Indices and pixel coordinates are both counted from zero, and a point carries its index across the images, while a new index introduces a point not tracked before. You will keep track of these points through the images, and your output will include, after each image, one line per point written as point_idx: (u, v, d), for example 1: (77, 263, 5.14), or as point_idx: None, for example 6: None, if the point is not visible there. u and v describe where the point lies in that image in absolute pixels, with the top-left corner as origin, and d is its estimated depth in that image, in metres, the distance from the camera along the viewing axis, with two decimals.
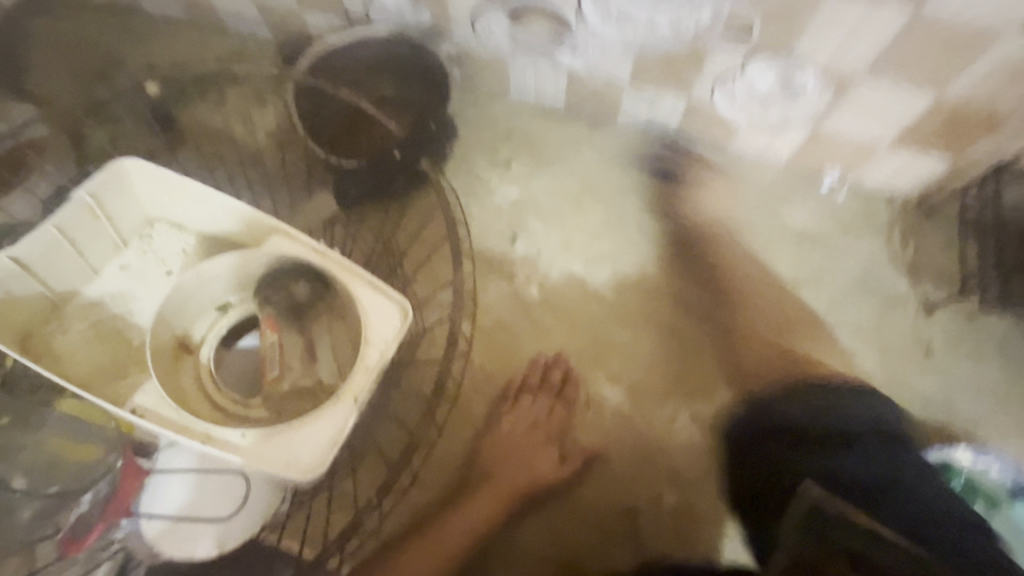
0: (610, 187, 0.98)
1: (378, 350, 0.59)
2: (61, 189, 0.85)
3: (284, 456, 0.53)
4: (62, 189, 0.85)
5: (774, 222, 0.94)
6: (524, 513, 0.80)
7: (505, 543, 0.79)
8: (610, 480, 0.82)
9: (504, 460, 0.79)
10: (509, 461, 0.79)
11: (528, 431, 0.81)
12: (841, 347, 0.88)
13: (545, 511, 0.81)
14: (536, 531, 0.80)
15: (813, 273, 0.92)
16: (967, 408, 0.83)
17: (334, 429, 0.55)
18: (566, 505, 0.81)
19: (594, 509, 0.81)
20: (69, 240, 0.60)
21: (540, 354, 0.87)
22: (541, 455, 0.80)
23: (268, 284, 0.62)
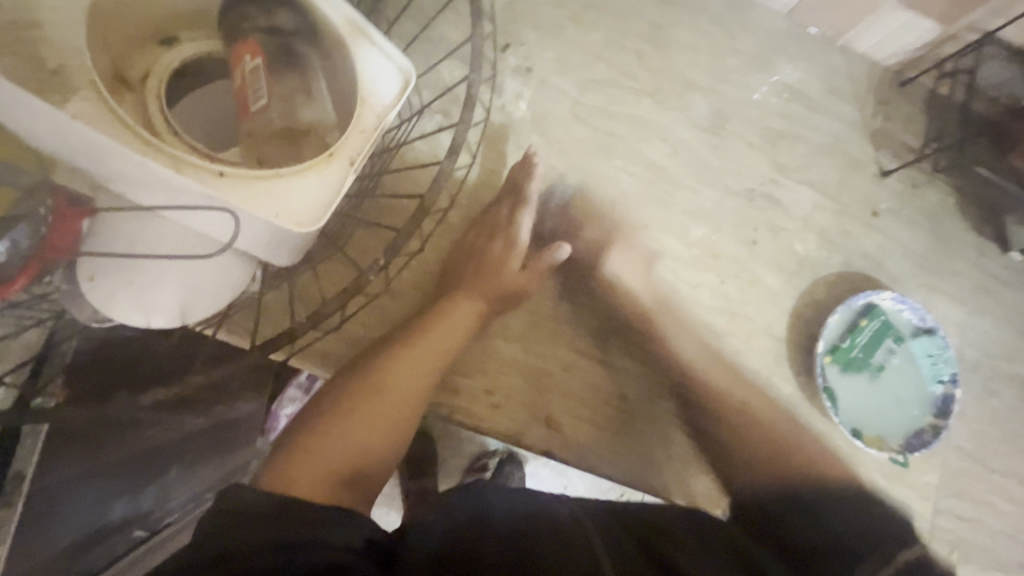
0: (612, 5, 0.89)
1: (377, 111, 0.50)
2: None
3: (270, 207, 0.44)
4: None
5: (768, 73, 0.92)
6: (501, 328, 0.80)
7: (479, 354, 0.79)
8: (580, 304, 0.82)
9: (478, 272, 0.75)
10: (483, 271, 0.75)
11: (505, 247, 0.76)
12: (806, 203, 0.90)
13: (519, 328, 0.81)
14: (510, 345, 0.80)
15: (793, 128, 0.92)
16: (896, 266, 0.91)
17: (328, 187, 0.47)
18: (540, 323, 0.81)
19: (567, 329, 0.82)
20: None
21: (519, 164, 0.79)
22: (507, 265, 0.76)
23: (234, 9, 0.50)
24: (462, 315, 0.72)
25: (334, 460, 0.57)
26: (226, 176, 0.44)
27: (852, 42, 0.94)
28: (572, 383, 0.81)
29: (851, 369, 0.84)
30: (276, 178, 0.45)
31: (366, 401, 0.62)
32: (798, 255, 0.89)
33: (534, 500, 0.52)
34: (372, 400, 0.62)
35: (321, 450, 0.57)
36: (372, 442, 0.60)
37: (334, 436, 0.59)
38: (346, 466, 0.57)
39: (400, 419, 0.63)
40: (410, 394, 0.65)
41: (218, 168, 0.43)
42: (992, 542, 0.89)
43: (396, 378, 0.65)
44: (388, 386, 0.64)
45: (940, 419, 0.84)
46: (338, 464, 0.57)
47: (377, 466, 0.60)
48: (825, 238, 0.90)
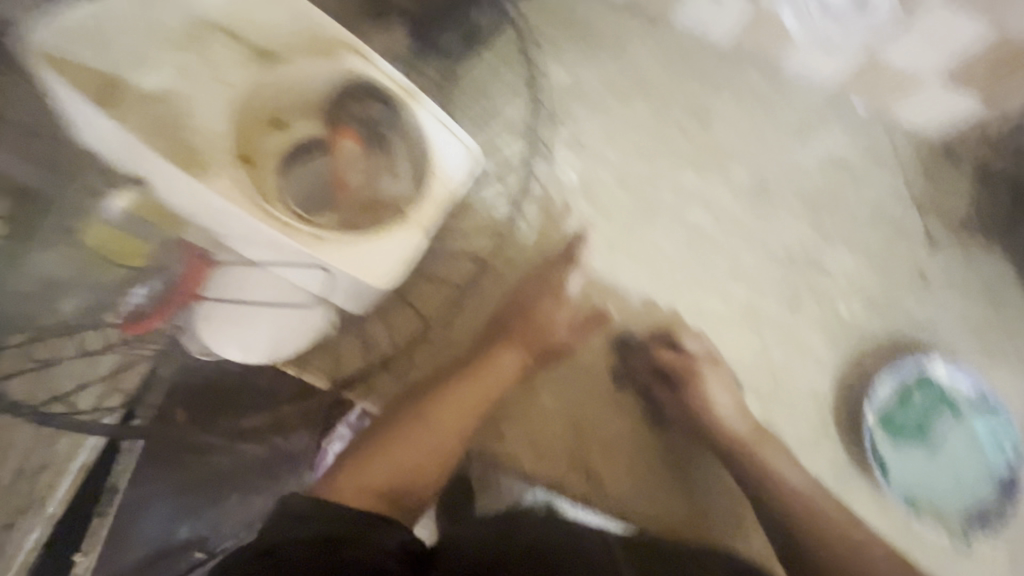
0: (656, 83, 0.97)
1: (445, 185, 0.60)
2: None
3: (357, 264, 0.53)
4: None
5: (809, 145, 0.97)
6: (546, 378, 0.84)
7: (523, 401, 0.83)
8: (622, 359, 0.86)
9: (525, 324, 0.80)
10: (529, 323, 0.80)
11: (551, 304, 0.82)
12: (851, 268, 0.91)
13: (564, 378, 0.84)
14: (553, 395, 0.84)
15: (835, 197, 0.95)
16: (949, 334, 0.90)
17: (404, 249, 0.56)
18: (584, 376, 0.85)
19: (609, 383, 0.85)
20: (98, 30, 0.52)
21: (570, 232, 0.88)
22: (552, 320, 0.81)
23: (337, 102, 0.59)
24: (506, 363, 0.78)
25: (374, 477, 0.65)
26: (323, 239, 0.52)
27: (900, 114, 0.94)
28: (609, 434, 0.84)
29: (903, 440, 0.82)
30: (363, 241, 0.54)
31: (410, 428, 0.71)
32: (842, 320, 0.89)
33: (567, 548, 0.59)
34: (414, 428, 0.71)
35: (366, 468, 0.65)
36: (408, 465, 0.68)
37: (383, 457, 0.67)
38: (383, 484, 0.65)
39: (433, 447, 0.70)
40: (446, 430, 0.72)
41: (318, 233, 0.52)
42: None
43: (438, 413, 0.72)
44: (430, 420, 0.72)
45: (1004, 497, 0.81)
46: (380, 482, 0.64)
47: (415, 488, 0.67)
48: (871, 304, 0.90)
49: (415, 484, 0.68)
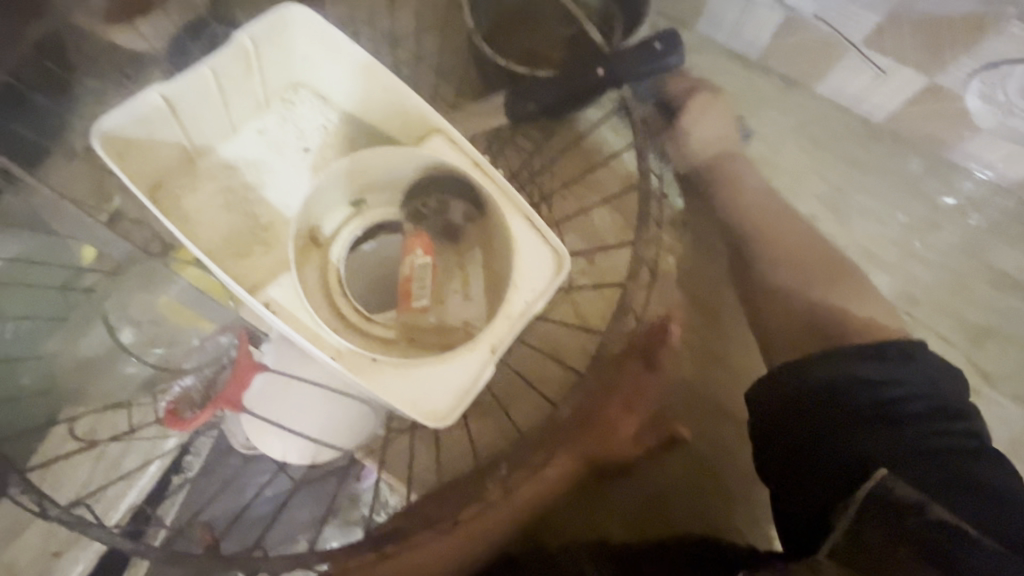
0: (787, 163, 0.83)
1: (525, 300, 0.50)
2: (176, 34, 0.73)
3: (411, 394, 0.46)
4: (180, 34, 0.72)
5: (976, 257, 0.79)
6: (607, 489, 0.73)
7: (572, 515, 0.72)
8: (689, 476, 0.74)
9: (584, 429, 0.68)
10: (589, 430, 0.68)
11: (622, 408, 0.69)
12: (1017, 422, 0.73)
13: (627, 497, 0.73)
14: (610, 513, 0.73)
15: (1007, 327, 0.76)
16: None
17: (466, 378, 0.48)
18: (645, 491, 0.73)
19: (671, 502, 0.74)
20: (177, 108, 0.51)
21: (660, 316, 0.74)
22: (619, 426, 0.69)
23: (415, 188, 0.55)
24: (551, 473, 0.66)
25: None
26: (377, 361, 0.46)
27: None
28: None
29: None
30: (420, 366, 0.47)
31: (434, 530, 0.61)
32: None
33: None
34: (442, 538, 0.61)
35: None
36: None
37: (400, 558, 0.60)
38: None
39: (457, 562, 0.61)
40: (475, 541, 0.62)
41: (372, 355, 0.46)
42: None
43: (471, 526, 0.62)
44: (460, 529, 0.62)
45: None
46: None
47: None
48: None
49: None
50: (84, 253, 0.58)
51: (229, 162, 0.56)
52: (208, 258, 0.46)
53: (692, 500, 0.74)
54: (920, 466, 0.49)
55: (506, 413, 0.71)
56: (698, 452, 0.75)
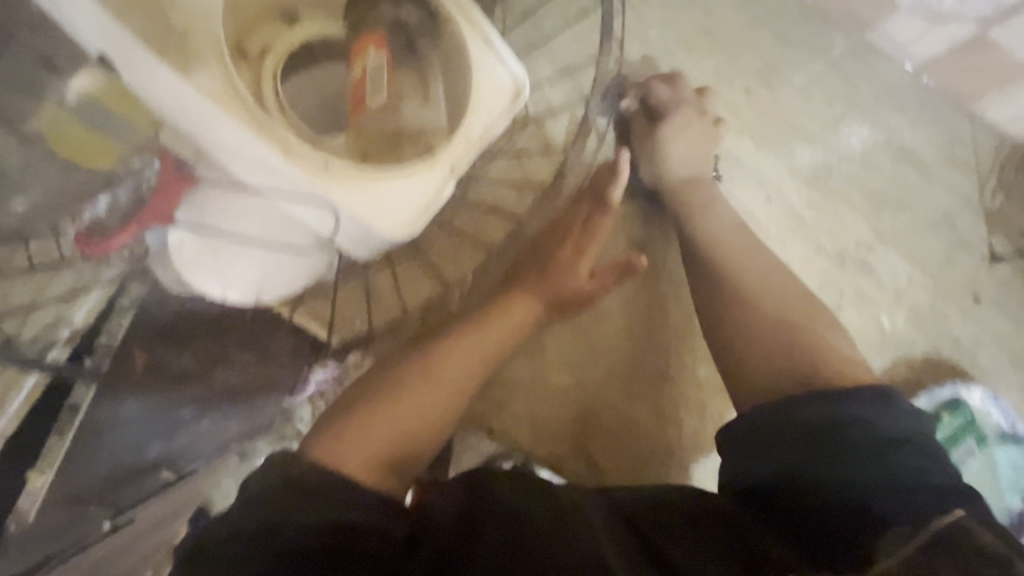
0: (727, 36, 0.84)
1: (484, 120, 0.48)
2: None
3: (368, 207, 0.44)
4: None
5: (883, 132, 0.86)
6: (557, 340, 0.77)
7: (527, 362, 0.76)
8: (635, 323, 0.79)
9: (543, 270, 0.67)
10: (548, 270, 0.67)
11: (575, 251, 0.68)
12: (901, 275, 0.84)
13: (573, 343, 0.77)
14: (561, 360, 0.77)
15: (900, 194, 0.85)
16: (990, 361, 0.84)
17: (426, 194, 0.46)
18: (593, 341, 0.78)
19: (618, 348, 0.78)
20: None
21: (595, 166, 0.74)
22: (575, 270, 0.68)
23: (356, 0, 0.49)
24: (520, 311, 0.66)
25: (381, 441, 0.53)
26: (330, 168, 0.43)
27: (983, 110, 0.86)
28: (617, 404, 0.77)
29: None
30: (378, 178, 0.44)
31: (414, 382, 0.59)
32: (883, 330, 0.82)
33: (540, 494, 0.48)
34: (427, 383, 0.59)
35: (372, 430, 0.54)
36: (423, 422, 0.57)
37: (384, 413, 0.56)
38: (390, 449, 0.54)
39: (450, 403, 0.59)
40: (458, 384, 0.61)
41: (324, 160, 0.42)
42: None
43: (450, 370, 0.60)
44: (437, 369, 0.60)
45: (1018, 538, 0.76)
46: (383, 444, 0.53)
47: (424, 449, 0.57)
48: (916, 316, 0.83)
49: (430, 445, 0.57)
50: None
51: None
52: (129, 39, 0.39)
53: (637, 345, 0.78)
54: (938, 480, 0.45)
55: (452, 267, 0.71)
56: (642, 303, 0.79)
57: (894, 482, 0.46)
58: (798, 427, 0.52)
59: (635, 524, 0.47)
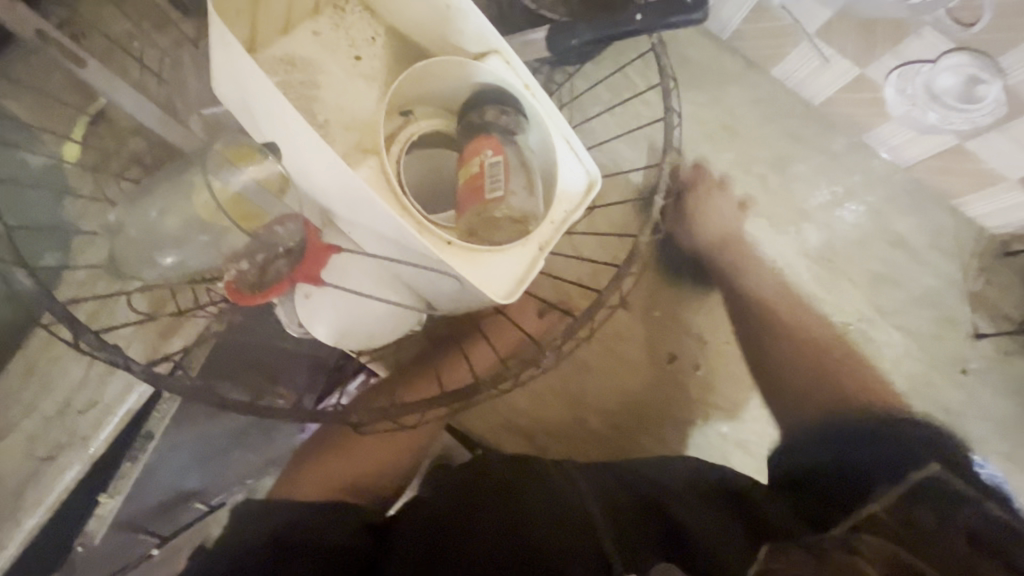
0: (745, 131, 0.98)
1: (568, 207, 0.59)
2: None
3: (480, 278, 0.53)
4: None
5: (878, 219, 0.99)
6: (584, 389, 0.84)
7: (555, 407, 0.83)
8: (663, 382, 0.86)
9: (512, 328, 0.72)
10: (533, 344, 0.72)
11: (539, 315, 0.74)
12: (897, 346, 0.94)
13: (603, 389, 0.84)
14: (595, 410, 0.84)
15: (894, 274, 0.97)
16: (976, 426, 0.93)
17: (522, 267, 0.55)
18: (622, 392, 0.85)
19: (641, 400, 0.85)
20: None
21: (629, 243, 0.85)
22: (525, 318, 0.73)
23: (467, 106, 0.60)
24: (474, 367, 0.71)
25: (344, 476, 0.67)
26: (452, 245, 0.52)
27: (964, 205, 0.98)
28: (626, 441, 0.84)
29: None
30: (488, 253, 0.54)
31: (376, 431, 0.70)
32: (881, 394, 0.92)
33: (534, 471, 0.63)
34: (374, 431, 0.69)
35: (333, 465, 0.68)
36: (375, 470, 0.68)
37: (353, 459, 0.68)
38: (355, 484, 0.67)
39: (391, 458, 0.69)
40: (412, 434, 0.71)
41: (449, 239, 0.52)
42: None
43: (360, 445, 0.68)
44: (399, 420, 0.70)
45: None
46: (346, 480, 0.67)
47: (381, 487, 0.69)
48: (910, 383, 0.93)
49: (389, 484, 0.70)
50: (66, 148, 0.64)
51: (288, 57, 0.59)
52: (306, 138, 0.48)
53: (657, 397, 0.85)
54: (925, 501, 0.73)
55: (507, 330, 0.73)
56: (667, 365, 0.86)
57: (878, 469, 0.81)
58: (827, 436, 0.88)
59: (624, 496, 0.61)
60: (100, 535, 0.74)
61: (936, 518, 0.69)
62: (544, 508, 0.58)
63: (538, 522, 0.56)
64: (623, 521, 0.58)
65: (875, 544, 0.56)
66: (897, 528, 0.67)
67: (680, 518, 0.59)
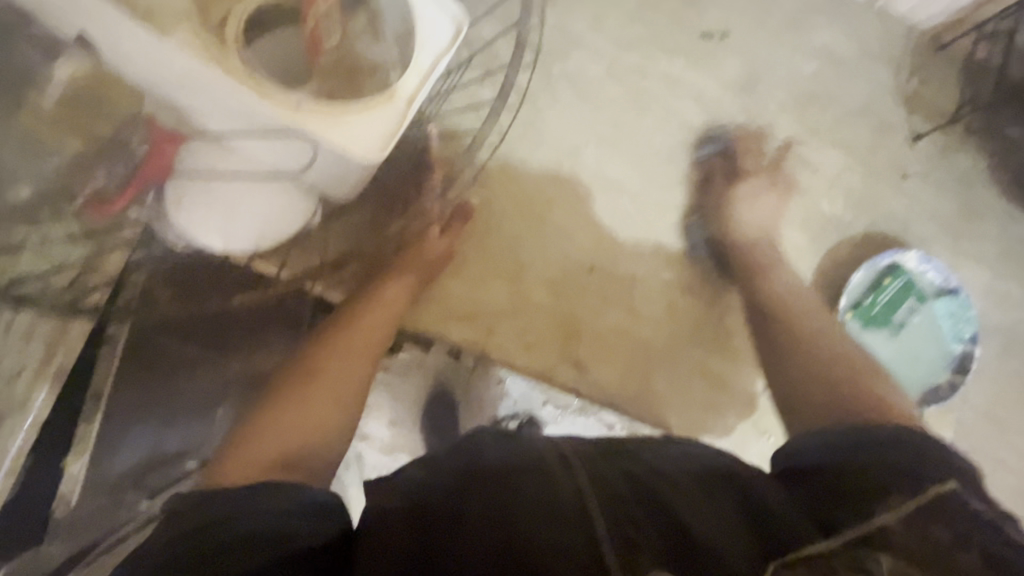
0: None
1: (438, 53, 0.53)
2: None
3: (340, 137, 0.48)
4: None
5: (802, 34, 0.92)
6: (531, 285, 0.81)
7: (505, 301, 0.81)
8: (607, 261, 0.84)
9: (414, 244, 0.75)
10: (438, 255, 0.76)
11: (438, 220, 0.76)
12: (834, 163, 0.91)
13: (546, 279, 0.82)
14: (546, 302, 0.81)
15: (825, 90, 0.92)
16: (923, 229, 0.92)
17: (391, 122, 0.51)
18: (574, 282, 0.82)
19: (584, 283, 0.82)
20: None
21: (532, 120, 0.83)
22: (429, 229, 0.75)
23: None
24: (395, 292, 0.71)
25: (266, 453, 0.54)
26: (302, 107, 0.47)
27: (890, 4, 0.93)
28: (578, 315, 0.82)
29: (873, 325, 0.85)
30: (349, 111, 0.49)
31: (303, 390, 0.61)
32: (824, 214, 0.90)
33: (519, 449, 0.49)
34: (301, 386, 0.62)
35: (260, 441, 0.55)
36: (323, 423, 0.58)
37: (281, 431, 0.56)
38: (285, 455, 0.54)
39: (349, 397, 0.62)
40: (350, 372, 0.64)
41: (295, 99, 0.47)
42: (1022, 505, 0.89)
43: (326, 361, 0.64)
44: (321, 372, 0.63)
45: (957, 375, 0.85)
46: (267, 458, 0.53)
47: (317, 459, 0.56)
48: (852, 198, 0.91)
49: (327, 457, 0.57)
50: None
51: None
52: (106, 11, 0.44)
53: (604, 284, 0.83)
54: (880, 475, 0.45)
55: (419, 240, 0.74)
56: (603, 246, 0.84)
57: (866, 465, 0.46)
58: (853, 440, 0.50)
59: (617, 496, 0.43)
60: (74, 499, 0.72)
61: (952, 529, 0.39)
62: (530, 482, 0.44)
63: (525, 496, 0.43)
64: (628, 520, 0.40)
65: (894, 558, 0.36)
66: (914, 542, 0.38)
67: (701, 526, 0.40)
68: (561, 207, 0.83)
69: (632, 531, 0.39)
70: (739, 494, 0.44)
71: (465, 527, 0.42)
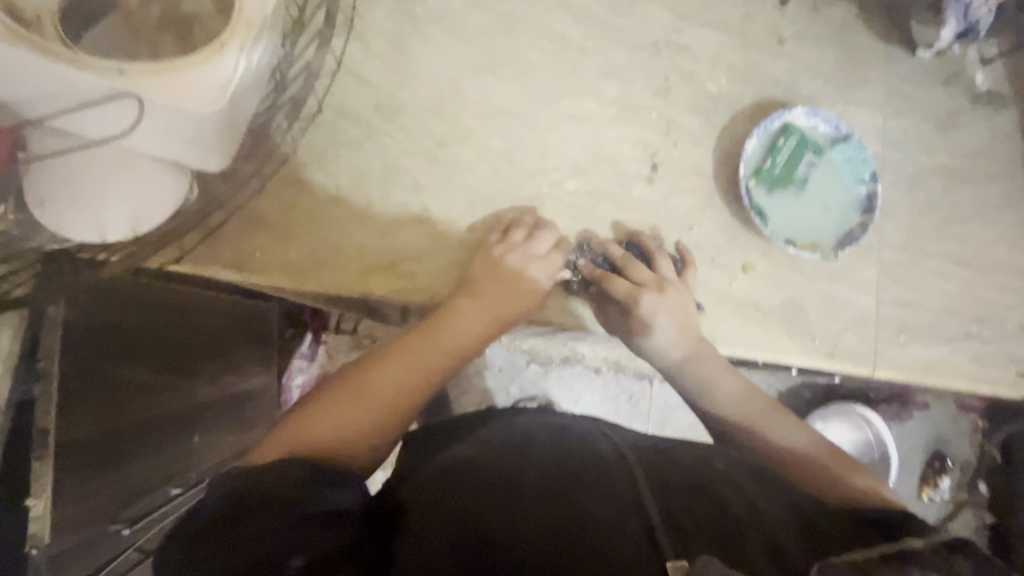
0: None
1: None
2: None
3: (172, 95, 0.48)
4: None
5: None
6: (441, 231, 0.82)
7: (421, 250, 0.81)
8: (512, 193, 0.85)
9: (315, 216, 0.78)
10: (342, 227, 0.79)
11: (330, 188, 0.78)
12: (711, 43, 0.92)
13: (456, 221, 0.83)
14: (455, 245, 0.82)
15: None
16: (809, 88, 0.94)
17: (224, 72, 0.49)
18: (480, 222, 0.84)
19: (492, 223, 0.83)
20: None
21: (406, 65, 0.83)
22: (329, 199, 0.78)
23: None
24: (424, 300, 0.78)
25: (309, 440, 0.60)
26: (126, 72, 0.46)
27: None
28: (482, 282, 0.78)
29: (778, 186, 0.88)
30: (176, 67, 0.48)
31: (345, 393, 0.66)
32: (712, 95, 0.91)
33: (582, 449, 0.64)
34: (336, 397, 0.66)
35: (297, 435, 0.61)
36: (347, 430, 0.63)
37: (319, 423, 0.62)
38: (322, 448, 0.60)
39: (369, 414, 0.65)
40: (412, 380, 0.69)
41: (117, 64, 0.46)
42: (954, 323, 0.94)
43: (368, 374, 0.68)
44: (365, 381, 0.67)
45: (867, 215, 0.89)
46: (307, 447, 0.59)
47: (359, 454, 0.63)
48: (735, 73, 0.92)
49: (366, 452, 0.64)
50: None
51: None
52: None
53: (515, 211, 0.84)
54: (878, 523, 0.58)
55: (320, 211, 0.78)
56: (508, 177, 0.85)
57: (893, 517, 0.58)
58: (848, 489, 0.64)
59: (702, 504, 0.55)
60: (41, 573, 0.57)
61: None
62: (591, 496, 0.56)
63: (592, 488, 0.57)
64: (685, 515, 0.53)
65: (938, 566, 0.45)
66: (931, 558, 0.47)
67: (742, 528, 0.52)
68: (454, 145, 0.84)
69: (688, 522, 0.52)
70: (801, 515, 0.58)
71: (532, 516, 0.54)
